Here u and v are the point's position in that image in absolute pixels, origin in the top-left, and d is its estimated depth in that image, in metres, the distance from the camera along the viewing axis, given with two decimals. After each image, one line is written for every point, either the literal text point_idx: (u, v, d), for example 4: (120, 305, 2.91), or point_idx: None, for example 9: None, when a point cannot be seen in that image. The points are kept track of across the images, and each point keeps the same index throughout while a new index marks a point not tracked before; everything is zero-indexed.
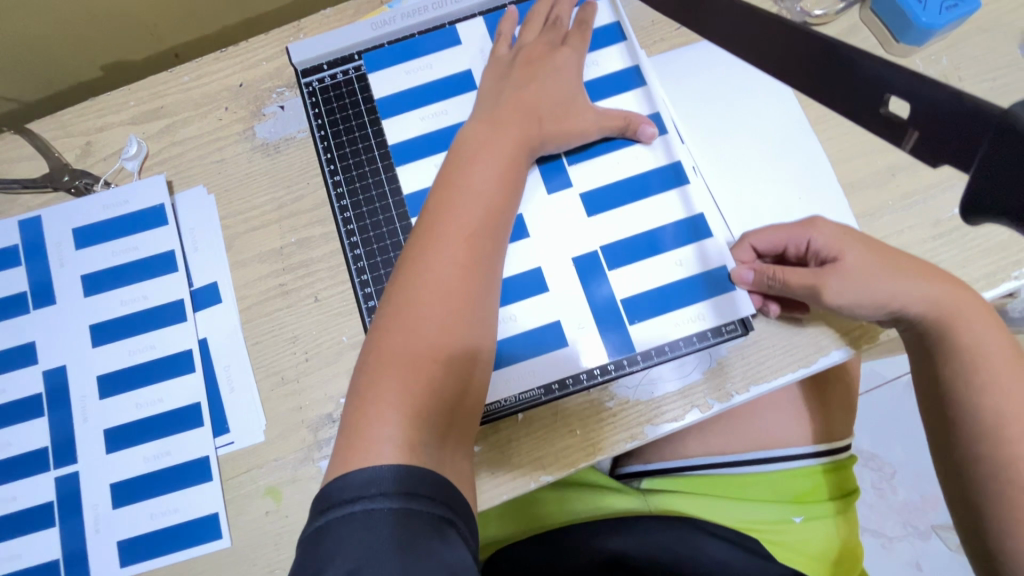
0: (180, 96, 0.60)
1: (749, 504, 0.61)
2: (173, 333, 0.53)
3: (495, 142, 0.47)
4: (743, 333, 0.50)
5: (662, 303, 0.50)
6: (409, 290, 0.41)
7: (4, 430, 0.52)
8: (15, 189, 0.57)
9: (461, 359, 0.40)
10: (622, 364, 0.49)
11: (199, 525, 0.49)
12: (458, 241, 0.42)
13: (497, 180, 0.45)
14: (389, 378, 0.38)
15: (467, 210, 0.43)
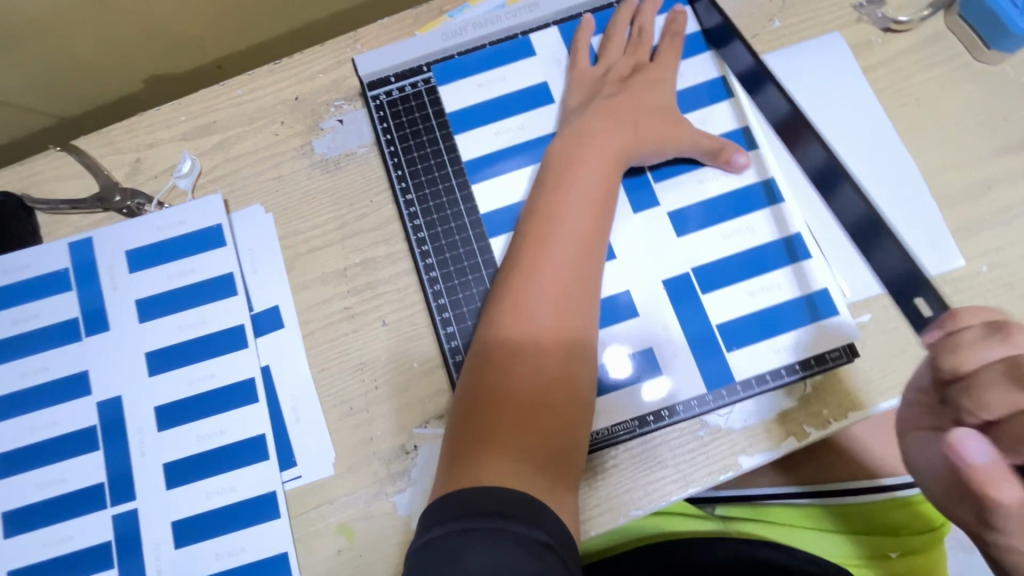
0: (233, 110, 0.57)
1: (830, 536, 0.61)
2: (234, 361, 0.51)
3: (588, 167, 0.47)
4: (849, 358, 0.47)
5: (759, 328, 0.48)
6: (512, 327, 0.43)
7: (57, 464, 0.49)
8: (64, 210, 0.55)
9: (559, 391, 0.42)
10: (716, 393, 0.47)
11: (268, 565, 0.47)
12: (552, 276, 0.44)
13: (588, 210, 0.46)
14: (501, 405, 0.41)
15: (560, 244, 0.45)
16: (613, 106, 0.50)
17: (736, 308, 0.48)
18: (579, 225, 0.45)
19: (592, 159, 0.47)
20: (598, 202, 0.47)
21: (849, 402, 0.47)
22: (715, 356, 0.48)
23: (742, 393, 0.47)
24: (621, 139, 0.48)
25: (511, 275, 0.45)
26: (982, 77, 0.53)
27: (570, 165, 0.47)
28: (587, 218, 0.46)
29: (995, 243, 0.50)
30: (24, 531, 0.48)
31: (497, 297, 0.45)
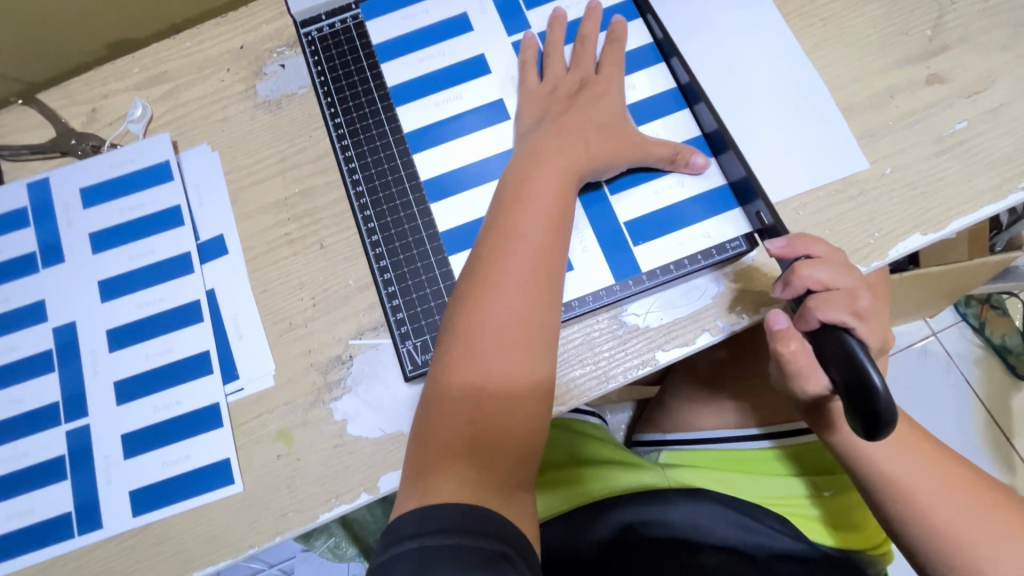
0: (183, 61, 0.61)
1: (772, 479, 0.62)
2: (181, 286, 0.54)
3: (543, 189, 0.46)
4: (749, 248, 0.49)
5: (666, 226, 0.51)
6: (468, 331, 0.43)
7: (16, 387, 0.52)
8: (25, 155, 0.58)
9: (522, 412, 0.42)
10: (628, 287, 0.50)
11: (212, 471, 0.49)
12: (511, 288, 0.44)
13: (545, 218, 0.46)
14: (455, 412, 0.42)
15: (517, 255, 0.44)
16: (568, 117, 0.50)
17: (643, 209, 0.51)
18: (535, 238, 0.45)
19: (548, 168, 0.47)
20: (555, 233, 0.46)
21: (761, 299, 0.49)
22: (624, 251, 0.50)
23: (652, 287, 0.50)
24: (578, 147, 0.48)
25: (469, 285, 0.45)
26: None
27: (529, 172, 0.47)
28: (543, 236, 0.45)
29: (899, 146, 0.52)
30: None
31: (455, 312, 0.45)
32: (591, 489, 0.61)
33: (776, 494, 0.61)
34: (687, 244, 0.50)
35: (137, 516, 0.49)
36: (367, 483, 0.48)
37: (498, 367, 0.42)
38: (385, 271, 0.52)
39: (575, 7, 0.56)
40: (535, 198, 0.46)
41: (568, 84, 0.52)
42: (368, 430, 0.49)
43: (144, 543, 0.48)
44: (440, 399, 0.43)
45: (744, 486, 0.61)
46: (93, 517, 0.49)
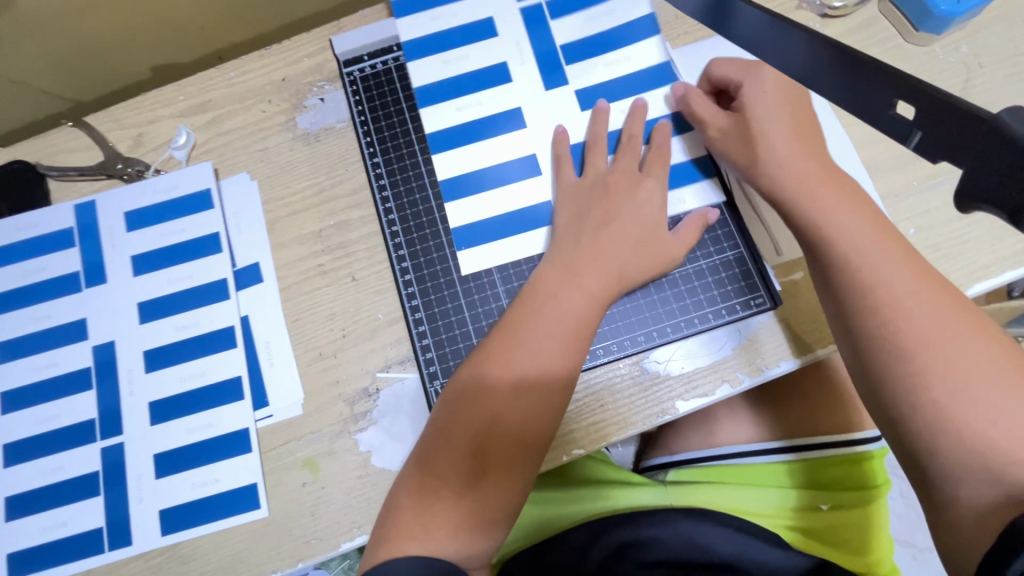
0: (227, 91, 0.63)
1: (776, 493, 0.63)
2: (215, 311, 0.56)
3: (564, 308, 0.47)
4: (771, 306, 0.51)
5: (693, 276, 0.52)
6: (481, 398, 0.46)
7: (55, 402, 0.54)
8: (72, 177, 0.61)
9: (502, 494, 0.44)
10: (652, 336, 0.51)
11: (239, 494, 0.51)
12: (527, 368, 0.46)
13: (561, 337, 0.47)
14: (440, 471, 0.44)
15: (524, 362, 0.46)
16: (603, 228, 0.51)
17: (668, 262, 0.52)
18: (547, 352, 0.46)
19: (573, 288, 0.48)
20: (570, 353, 0.47)
21: (780, 351, 0.51)
22: (652, 299, 0.52)
23: (676, 336, 0.51)
24: (609, 271, 0.49)
25: (473, 376, 0.46)
26: (913, 58, 0.57)
27: (552, 286, 0.49)
28: (557, 356, 0.46)
29: (922, 207, 0.53)
30: (20, 463, 0.53)
31: (467, 376, 0.47)
32: (596, 507, 0.63)
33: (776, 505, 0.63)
34: (713, 294, 0.52)
35: (165, 535, 0.50)
36: None
37: (495, 438, 0.45)
38: (417, 317, 0.54)
39: (613, 63, 0.57)
40: (566, 283, 0.48)
41: (618, 179, 0.52)
42: (391, 462, 0.51)
43: (172, 561, 0.50)
44: (447, 453, 0.45)
45: (746, 499, 0.62)
46: (123, 534, 0.51)
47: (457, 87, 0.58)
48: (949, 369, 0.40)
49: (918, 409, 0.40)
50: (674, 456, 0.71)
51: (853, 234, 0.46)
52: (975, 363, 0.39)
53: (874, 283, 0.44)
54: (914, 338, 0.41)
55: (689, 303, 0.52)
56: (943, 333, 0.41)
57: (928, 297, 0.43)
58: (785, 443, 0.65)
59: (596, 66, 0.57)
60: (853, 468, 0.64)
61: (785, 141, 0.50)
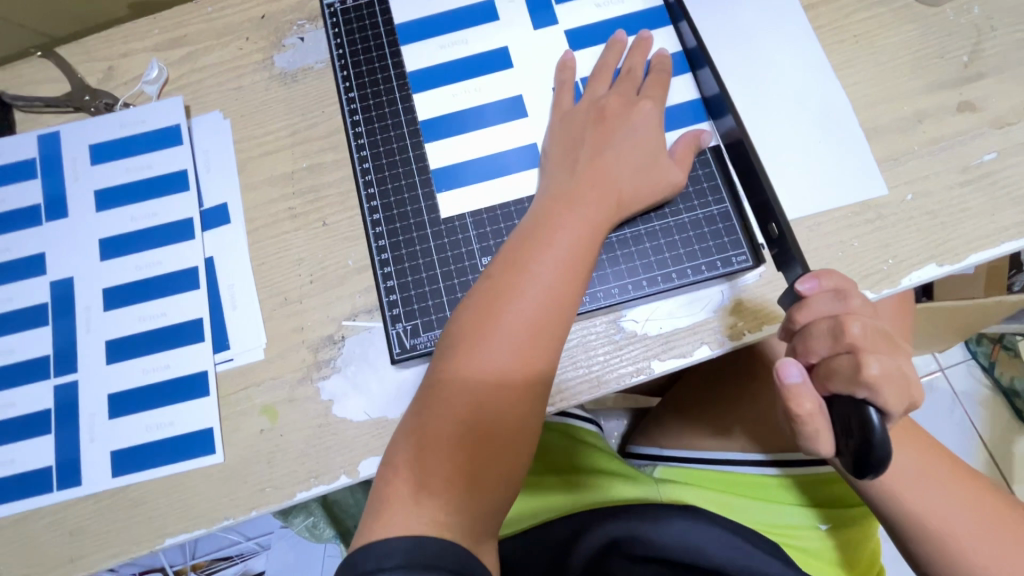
0: (203, 26, 0.60)
1: (770, 506, 0.61)
2: (180, 250, 0.53)
3: (564, 239, 0.44)
4: (754, 263, 0.48)
5: (673, 230, 0.50)
6: (478, 343, 0.41)
7: (8, 337, 0.52)
8: (38, 108, 0.59)
9: (502, 455, 0.40)
10: (627, 289, 0.49)
11: (194, 438, 0.49)
12: (528, 305, 0.42)
13: (563, 266, 0.43)
14: (438, 425, 0.40)
15: (525, 302, 0.42)
16: (600, 157, 0.47)
17: (650, 214, 0.50)
18: (552, 283, 0.43)
19: (574, 216, 0.45)
20: (572, 286, 0.43)
21: (764, 316, 0.48)
22: (629, 251, 0.49)
23: (653, 290, 0.49)
24: (608, 199, 0.46)
25: (470, 318, 0.43)
26: (923, 17, 0.54)
27: (553, 215, 0.45)
28: (560, 283, 0.43)
29: (921, 172, 0.50)
30: None
31: (465, 319, 0.43)
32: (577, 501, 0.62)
33: (771, 522, 0.61)
34: (695, 249, 0.49)
35: (116, 477, 0.49)
36: (347, 465, 0.48)
37: (499, 382, 0.41)
38: (385, 260, 0.51)
39: (605, 5, 0.54)
40: (570, 219, 0.45)
41: (613, 104, 0.49)
42: (353, 413, 0.49)
43: (121, 504, 0.48)
44: (439, 399, 0.41)
45: (739, 509, 0.61)
46: (73, 474, 0.49)
47: (439, 30, 0.55)
48: None
49: None
50: (660, 449, 0.68)
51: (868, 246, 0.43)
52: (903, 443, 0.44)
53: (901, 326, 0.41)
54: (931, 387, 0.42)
55: (670, 258, 0.49)
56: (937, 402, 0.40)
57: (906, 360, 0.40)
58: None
59: (587, 7, 0.54)
60: (839, 486, 0.63)
61: None
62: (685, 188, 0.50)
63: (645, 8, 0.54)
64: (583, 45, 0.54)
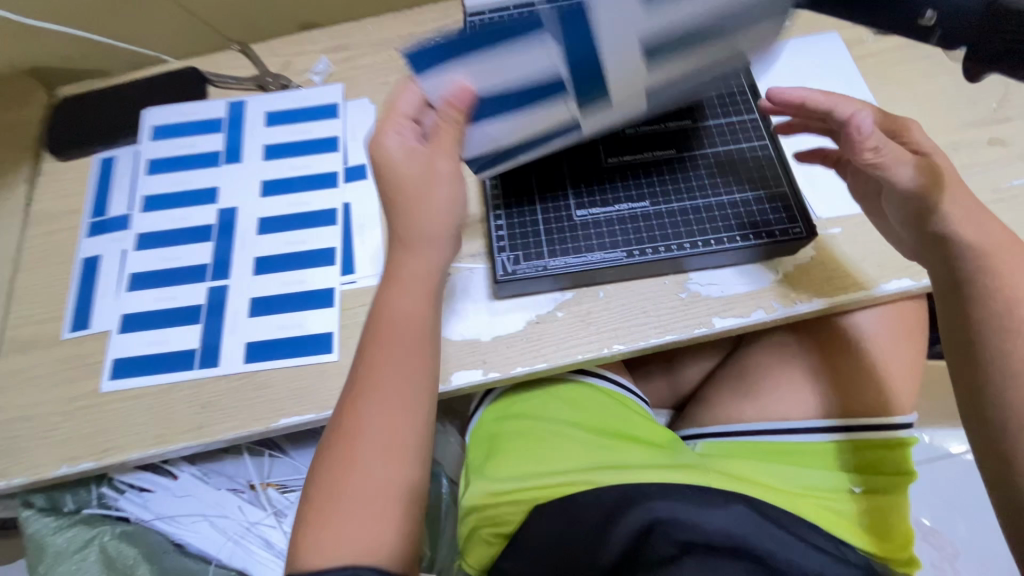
0: (363, 38, 0.77)
1: (801, 472, 0.62)
2: (325, 195, 0.66)
3: (399, 310, 0.50)
4: (809, 236, 0.55)
5: (739, 204, 0.57)
6: (367, 392, 0.48)
7: (178, 247, 0.64)
8: (229, 84, 0.75)
9: (393, 471, 0.46)
10: (696, 245, 0.55)
11: (316, 339, 0.58)
12: (393, 365, 0.49)
13: (401, 330, 0.50)
14: (344, 468, 0.46)
15: (386, 364, 0.49)
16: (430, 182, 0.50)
17: (712, 189, 0.57)
18: (394, 340, 0.49)
19: (396, 289, 0.51)
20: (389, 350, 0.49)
21: (816, 290, 0.56)
22: (700, 216, 0.56)
23: (718, 249, 0.55)
24: (417, 257, 0.51)
25: (375, 361, 0.49)
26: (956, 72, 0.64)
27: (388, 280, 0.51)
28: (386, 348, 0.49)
29: None
30: (139, 290, 0.63)
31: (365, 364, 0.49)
32: (610, 466, 0.59)
33: (802, 486, 0.61)
34: (756, 220, 0.56)
35: (248, 363, 0.58)
36: (442, 374, 0.56)
37: (374, 431, 0.47)
38: (496, 200, 0.58)
39: None
40: (404, 289, 0.51)
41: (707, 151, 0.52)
42: (451, 333, 0.57)
43: (248, 386, 0.57)
44: (344, 445, 0.47)
45: (767, 473, 0.62)
46: (213, 357, 0.58)
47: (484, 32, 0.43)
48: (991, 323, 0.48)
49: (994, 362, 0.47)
50: (701, 428, 0.70)
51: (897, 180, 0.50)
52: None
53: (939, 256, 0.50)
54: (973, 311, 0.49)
55: (729, 227, 0.56)
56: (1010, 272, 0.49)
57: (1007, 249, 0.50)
58: (806, 421, 0.65)
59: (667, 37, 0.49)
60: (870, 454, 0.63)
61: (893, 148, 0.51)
62: (751, 176, 0.58)
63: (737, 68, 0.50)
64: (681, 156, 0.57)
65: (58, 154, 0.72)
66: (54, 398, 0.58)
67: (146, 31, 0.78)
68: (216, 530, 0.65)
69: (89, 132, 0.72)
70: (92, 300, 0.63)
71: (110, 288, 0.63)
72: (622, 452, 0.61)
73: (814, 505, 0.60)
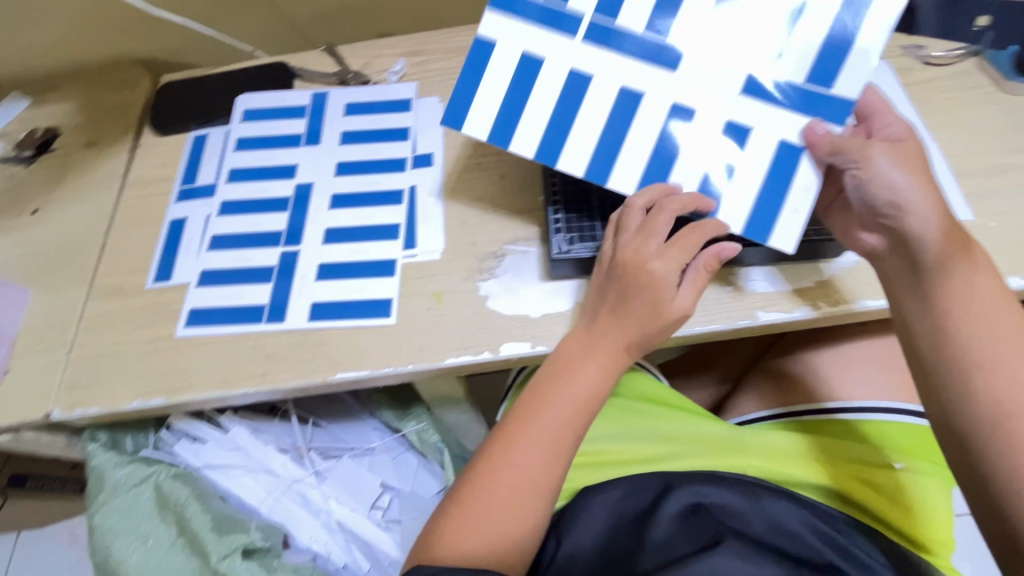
0: (437, 44, 0.83)
1: (818, 441, 0.60)
2: (394, 177, 0.71)
3: (581, 378, 0.54)
4: None
5: None
6: (525, 436, 0.53)
7: (258, 215, 0.70)
8: (315, 79, 0.82)
9: (532, 491, 0.51)
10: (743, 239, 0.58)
11: (376, 304, 0.62)
12: (561, 417, 0.53)
13: (579, 400, 0.53)
14: (488, 493, 0.51)
15: (549, 419, 0.53)
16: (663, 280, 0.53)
17: None
18: (568, 404, 0.53)
19: (588, 361, 0.54)
20: (575, 415, 0.53)
21: (859, 292, 0.58)
22: None
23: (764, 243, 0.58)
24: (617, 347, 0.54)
25: (533, 409, 0.54)
26: (1004, 101, 0.67)
27: (571, 359, 0.54)
28: (567, 409, 0.53)
29: (1002, 208, 0.60)
30: (218, 250, 0.68)
31: (528, 408, 0.54)
32: (625, 437, 0.63)
33: (816, 452, 0.60)
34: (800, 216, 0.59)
35: (312, 321, 0.62)
36: (492, 344, 0.59)
37: (528, 468, 0.51)
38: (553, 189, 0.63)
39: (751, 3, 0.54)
40: (588, 365, 0.54)
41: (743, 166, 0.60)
42: (503, 307, 0.61)
43: (310, 341, 0.61)
44: (490, 474, 0.52)
45: (783, 441, 0.60)
46: (280, 313, 0.63)
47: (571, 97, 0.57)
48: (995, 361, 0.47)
49: (983, 391, 0.47)
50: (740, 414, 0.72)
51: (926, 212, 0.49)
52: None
53: (967, 297, 0.49)
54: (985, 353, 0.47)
55: None
56: (991, 350, 0.47)
57: (1004, 318, 0.48)
58: (856, 404, 0.63)
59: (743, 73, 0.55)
60: (901, 436, 0.61)
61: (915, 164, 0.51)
62: None
63: (805, 70, 0.54)
64: (829, 116, 0.53)
65: (158, 130, 0.80)
66: (133, 339, 0.64)
67: (249, 32, 0.90)
68: (259, 485, 0.69)
69: (187, 112, 0.81)
70: (175, 256, 0.69)
71: (193, 246, 0.69)
72: (642, 420, 0.64)
73: (831, 473, 0.58)
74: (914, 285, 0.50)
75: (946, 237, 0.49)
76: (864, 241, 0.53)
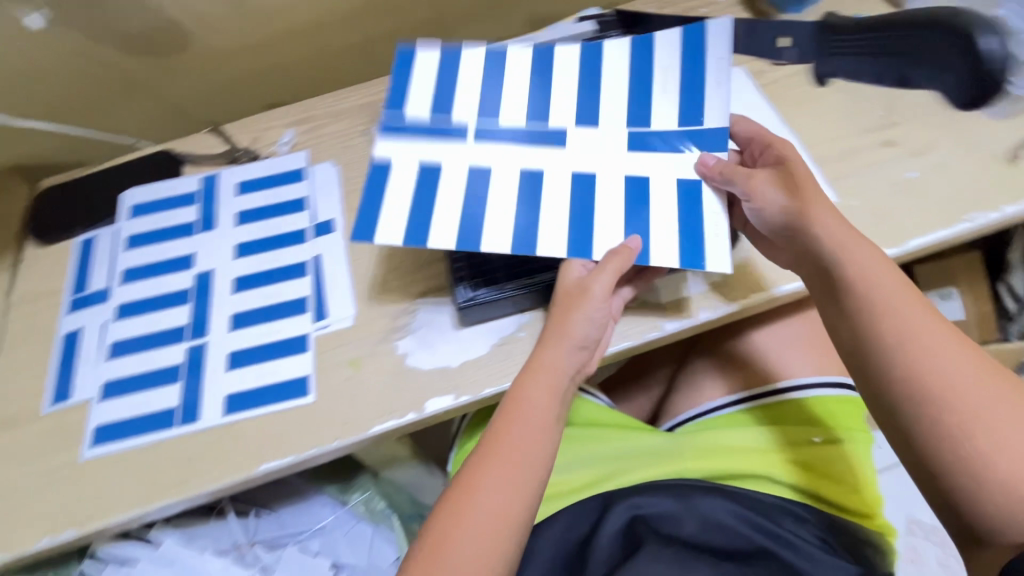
0: (325, 109, 0.83)
1: (748, 433, 0.63)
2: (297, 249, 0.70)
3: (530, 412, 0.53)
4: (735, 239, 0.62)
5: None
6: (483, 483, 0.50)
7: (158, 313, 0.68)
8: (205, 162, 0.81)
9: (494, 545, 0.48)
10: None
11: (293, 384, 0.61)
12: (516, 457, 0.51)
13: (533, 436, 0.53)
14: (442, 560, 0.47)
15: (505, 462, 0.51)
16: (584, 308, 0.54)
17: None
18: (520, 443, 0.52)
19: (531, 395, 0.54)
20: (530, 453, 0.52)
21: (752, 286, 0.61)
22: None
23: None
24: (552, 380, 0.55)
25: (483, 458, 0.51)
26: (848, 90, 0.73)
27: (513, 398, 0.54)
28: (520, 448, 0.52)
29: (861, 187, 0.66)
30: (119, 357, 0.65)
31: (479, 457, 0.52)
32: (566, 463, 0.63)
33: (747, 444, 0.62)
34: None
35: (227, 414, 0.60)
36: (415, 403, 0.59)
37: (486, 519, 0.48)
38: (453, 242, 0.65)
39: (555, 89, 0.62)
40: (533, 398, 0.54)
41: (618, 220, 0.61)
42: (422, 362, 0.61)
43: (227, 436, 0.59)
44: (439, 537, 0.48)
45: (718, 439, 0.63)
46: (192, 412, 0.60)
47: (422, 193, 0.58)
48: (919, 353, 0.47)
49: (910, 383, 0.46)
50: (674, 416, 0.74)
51: (836, 224, 0.51)
52: (982, 355, 0.46)
53: (873, 287, 0.50)
54: (897, 344, 0.47)
55: None
56: (934, 344, 0.47)
57: (916, 310, 0.49)
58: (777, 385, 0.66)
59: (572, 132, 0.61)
60: (823, 409, 0.64)
61: (806, 182, 0.53)
62: None
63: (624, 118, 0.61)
64: (709, 148, 0.58)
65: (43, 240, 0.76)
66: (32, 473, 0.59)
67: (131, 123, 0.87)
68: None
69: (71, 218, 0.78)
70: (72, 371, 0.65)
71: (91, 356, 0.66)
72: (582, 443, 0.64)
73: (766, 463, 0.61)
74: (838, 292, 0.51)
75: (847, 237, 0.51)
76: (782, 254, 0.57)
